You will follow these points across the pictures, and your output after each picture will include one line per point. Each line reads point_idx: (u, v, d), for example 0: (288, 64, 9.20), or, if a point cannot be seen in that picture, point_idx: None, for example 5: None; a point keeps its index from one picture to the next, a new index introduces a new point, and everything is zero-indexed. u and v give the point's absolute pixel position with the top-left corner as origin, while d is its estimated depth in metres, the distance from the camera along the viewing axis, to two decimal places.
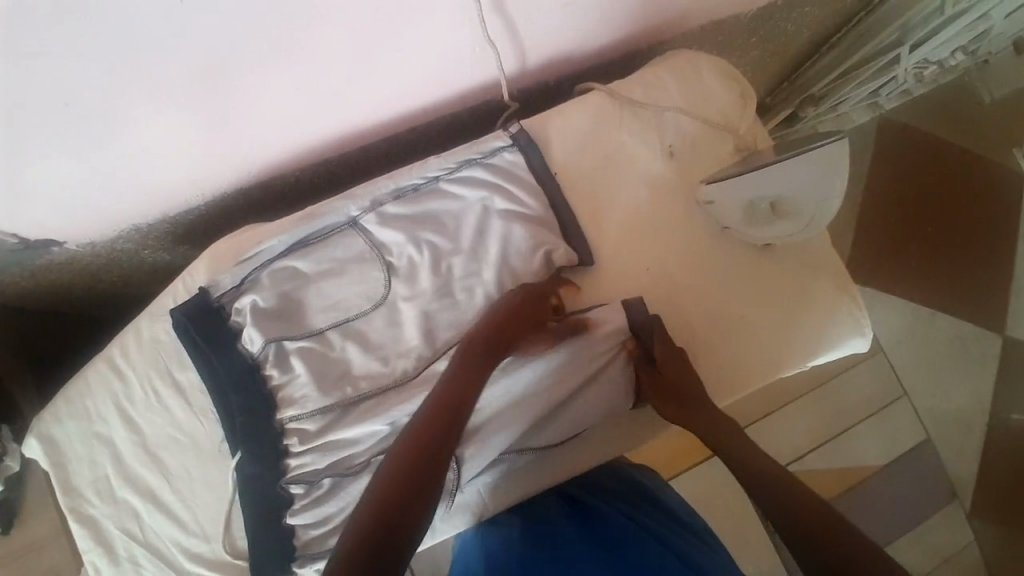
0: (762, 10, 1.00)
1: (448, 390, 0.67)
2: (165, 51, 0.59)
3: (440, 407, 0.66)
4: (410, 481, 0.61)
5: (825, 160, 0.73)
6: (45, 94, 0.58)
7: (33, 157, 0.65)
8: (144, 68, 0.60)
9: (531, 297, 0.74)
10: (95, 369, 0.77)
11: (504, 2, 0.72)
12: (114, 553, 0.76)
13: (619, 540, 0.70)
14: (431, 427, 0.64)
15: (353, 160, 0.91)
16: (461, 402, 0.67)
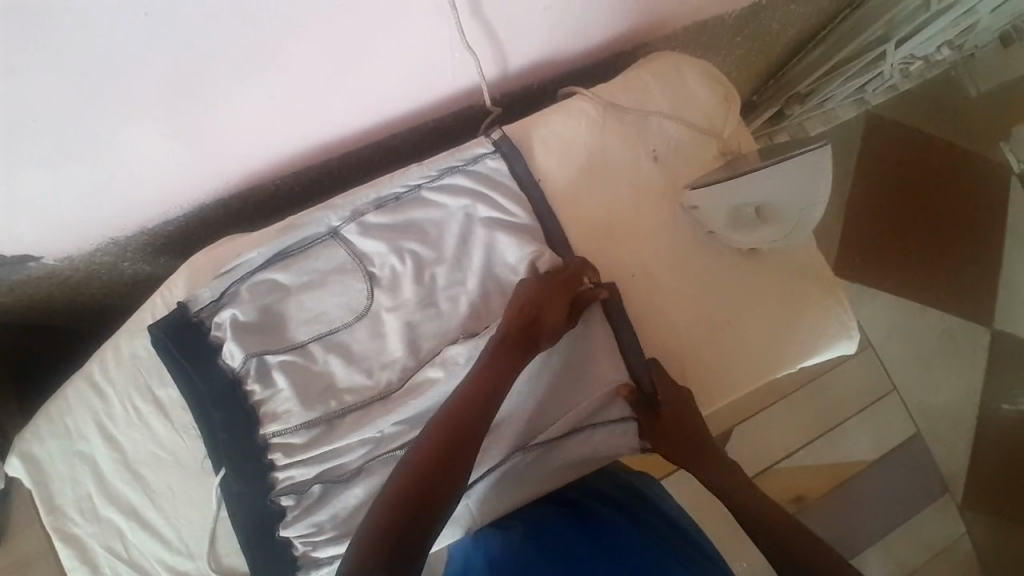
0: (745, 10, 0.99)
1: (480, 379, 0.67)
2: (133, 62, 0.57)
3: (471, 398, 0.65)
4: (436, 465, 0.60)
5: (809, 166, 0.71)
6: (11, 111, 0.57)
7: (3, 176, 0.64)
8: (112, 84, 0.59)
9: (563, 285, 0.74)
10: (75, 386, 0.76)
11: (482, 8, 0.71)
12: (99, 571, 0.76)
13: (621, 544, 0.70)
14: (461, 416, 0.64)
15: (334, 167, 0.89)
16: (492, 395, 0.66)
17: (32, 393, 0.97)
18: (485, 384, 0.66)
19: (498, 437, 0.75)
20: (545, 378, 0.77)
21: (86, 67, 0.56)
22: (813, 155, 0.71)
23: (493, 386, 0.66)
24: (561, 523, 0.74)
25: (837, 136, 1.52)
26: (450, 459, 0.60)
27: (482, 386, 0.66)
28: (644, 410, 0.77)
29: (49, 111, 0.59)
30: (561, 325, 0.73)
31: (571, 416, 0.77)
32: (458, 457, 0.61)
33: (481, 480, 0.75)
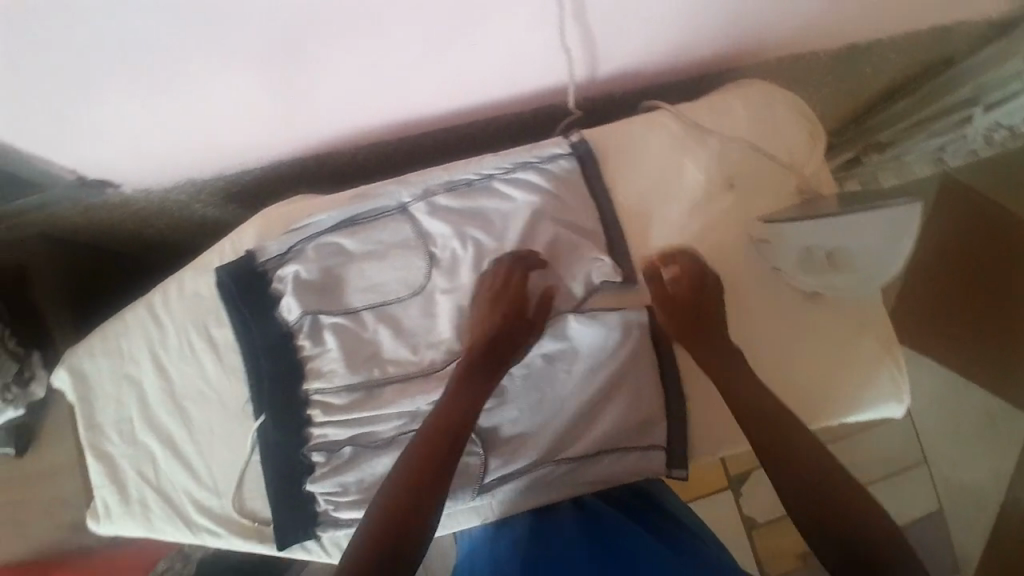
0: (843, 50, 0.97)
1: (455, 397, 0.70)
2: (243, 19, 0.58)
3: (445, 419, 0.68)
4: (415, 486, 0.63)
5: (890, 221, 0.68)
6: (120, 48, 0.58)
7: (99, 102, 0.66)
8: (218, 39, 0.60)
9: (518, 292, 0.74)
10: (134, 312, 0.79)
11: (586, 11, 0.70)
12: (126, 493, 0.78)
13: (610, 531, 0.71)
14: (437, 437, 0.67)
15: (410, 145, 0.91)
16: (470, 410, 0.69)
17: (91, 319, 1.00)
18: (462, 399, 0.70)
19: (529, 442, 0.77)
20: (585, 387, 0.78)
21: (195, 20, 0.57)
22: (889, 213, 0.68)
23: (470, 401, 0.69)
24: (570, 523, 0.74)
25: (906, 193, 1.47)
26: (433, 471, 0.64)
27: (459, 404, 0.69)
28: (675, 441, 0.78)
29: (153, 55, 0.60)
30: (521, 329, 0.74)
31: (603, 428, 0.78)
32: (440, 469, 0.65)
33: (509, 479, 0.77)
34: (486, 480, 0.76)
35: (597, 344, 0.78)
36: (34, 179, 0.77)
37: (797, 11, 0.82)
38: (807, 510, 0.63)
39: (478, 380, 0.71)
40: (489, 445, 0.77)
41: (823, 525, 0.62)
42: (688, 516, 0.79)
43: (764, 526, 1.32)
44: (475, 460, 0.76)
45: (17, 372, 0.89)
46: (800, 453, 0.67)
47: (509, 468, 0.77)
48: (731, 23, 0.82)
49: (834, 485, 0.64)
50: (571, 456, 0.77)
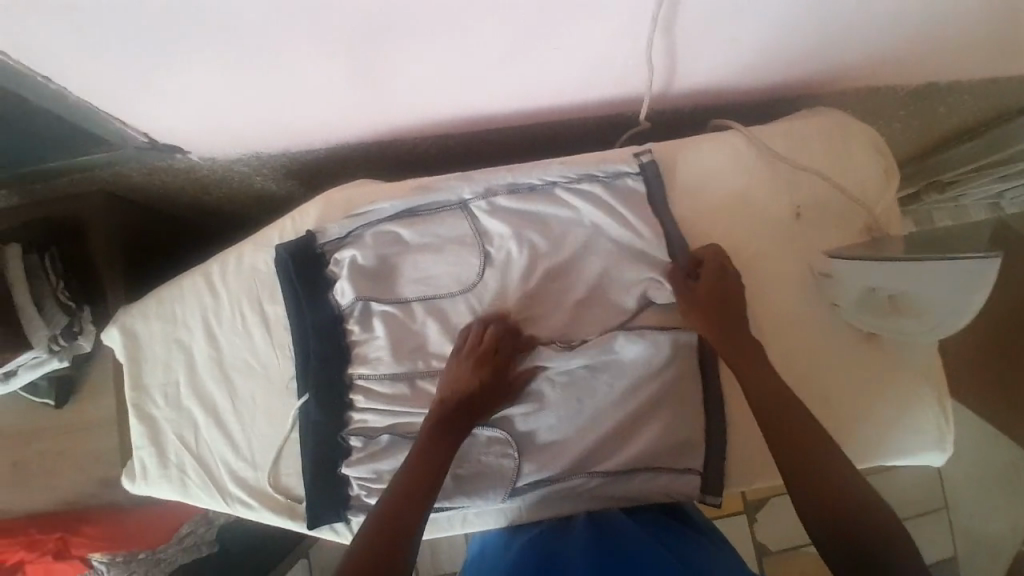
0: (922, 87, 0.95)
1: (422, 459, 0.70)
2: (338, 7, 0.57)
3: (430, 452, 0.70)
4: (399, 517, 0.66)
5: (961, 274, 0.66)
6: (211, 23, 0.58)
7: (181, 71, 0.66)
8: (308, 25, 0.60)
9: (491, 353, 0.73)
10: (191, 279, 0.81)
11: (673, 27, 0.69)
12: (165, 456, 0.80)
13: (607, 532, 0.72)
14: (422, 468, 0.69)
15: (473, 140, 0.91)
16: (451, 449, 0.70)
17: (139, 284, 0.99)
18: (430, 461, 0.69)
19: (565, 452, 0.77)
20: (626, 404, 0.77)
21: (290, 6, 0.57)
22: (956, 264, 0.66)
23: (438, 462, 0.69)
24: (581, 531, 0.73)
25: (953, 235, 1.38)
26: (401, 532, 0.65)
27: (426, 466, 0.69)
28: (711, 467, 0.77)
29: (243, 35, 0.61)
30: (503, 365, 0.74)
31: (639, 447, 0.76)
32: (407, 528, 0.65)
33: (541, 485, 0.77)
34: (518, 484, 0.76)
35: (643, 362, 0.77)
36: (109, 138, 0.79)
37: (884, 46, 0.80)
38: (828, 527, 0.62)
39: (444, 441, 0.71)
40: (524, 447, 0.77)
41: (845, 546, 0.60)
42: (709, 527, 0.77)
43: (776, 554, 1.32)
44: (509, 463, 0.76)
45: (67, 325, 0.89)
46: (828, 471, 0.64)
47: (543, 474, 0.76)
48: (815, 50, 0.80)
49: (859, 505, 0.62)
50: (607, 470, 0.76)
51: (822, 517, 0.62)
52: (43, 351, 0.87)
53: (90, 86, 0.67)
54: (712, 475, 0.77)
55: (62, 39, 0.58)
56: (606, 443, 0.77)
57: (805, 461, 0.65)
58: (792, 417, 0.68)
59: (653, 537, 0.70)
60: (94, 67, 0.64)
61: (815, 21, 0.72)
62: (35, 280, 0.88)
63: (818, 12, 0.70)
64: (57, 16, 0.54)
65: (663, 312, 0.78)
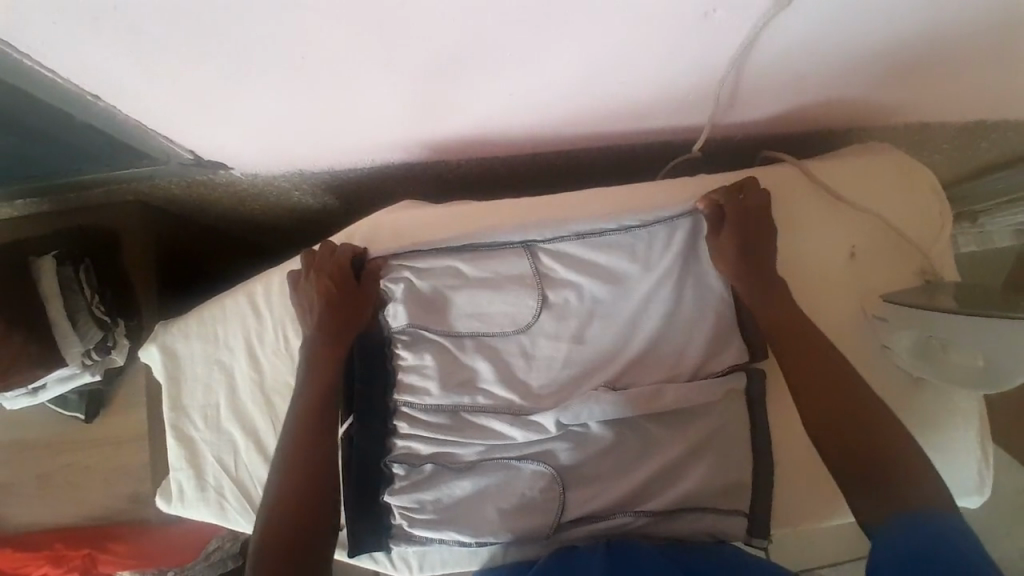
0: (974, 125, 0.93)
1: (303, 418, 0.73)
2: (412, 36, 0.56)
3: (311, 414, 0.73)
4: (303, 489, 0.70)
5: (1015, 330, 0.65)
6: (281, 48, 0.56)
7: (239, 93, 0.64)
8: (375, 50, 0.58)
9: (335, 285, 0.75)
10: (235, 299, 0.80)
11: (741, 66, 0.68)
12: (203, 479, 0.79)
13: (623, 549, 0.71)
14: (310, 431, 0.72)
15: (515, 163, 0.91)
16: (325, 401, 0.74)
17: (173, 304, 0.97)
18: (313, 418, 0.73)
19: (611, 488, 0.76)
20: (674, 444, 0.76)
21: (361, 30, 0.54)
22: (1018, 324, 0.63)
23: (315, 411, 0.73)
24: (597, 553, 0.70)
25: (977, 263, 1.33)
26: (306, 496, 0.70)
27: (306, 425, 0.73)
28: (757, 509, 0.77)
29: (307, 58, 0.59)
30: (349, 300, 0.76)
31: (685, 488, 0.76)
32: (307, 494, 0.70)
33: (587, 521, 0.75)
34: (562, 520, 0.75)
35: (691, 403, 0.76)
36: (153, 154, 0.77)
37: (944, 89, 0.79)
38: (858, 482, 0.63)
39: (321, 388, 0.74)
40: (569, 482, 0.76)
41: (875, 493, 0.61)
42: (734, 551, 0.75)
43: None
44: (553, 497, 0.76)
45: (102, 340, 0.88)
46: (863, 437, 0.64)
47: (588, 511, 0.75)
48: (874, 90, 0.79)
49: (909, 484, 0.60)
50: (656, 508, 0.75)
51: (853, 472, 0.63)
52: (77, 365, 0.86)
53: (141, 104, 0.65)
54: (756, 521, 0.77)
55: (127, 60, 0.56)
56: (653, 482, 0.76)
57: (844, 428, 0.65)
58: (826, 386, 0.68)
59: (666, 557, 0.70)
60: (149, 85, 0.62)
61: (882, 64, 0.72)
62: (70, 294, 0.87)
63: (888, 55, 0.69)
64: (118, 32, 0.52)
65: (714, 348, 0.78)
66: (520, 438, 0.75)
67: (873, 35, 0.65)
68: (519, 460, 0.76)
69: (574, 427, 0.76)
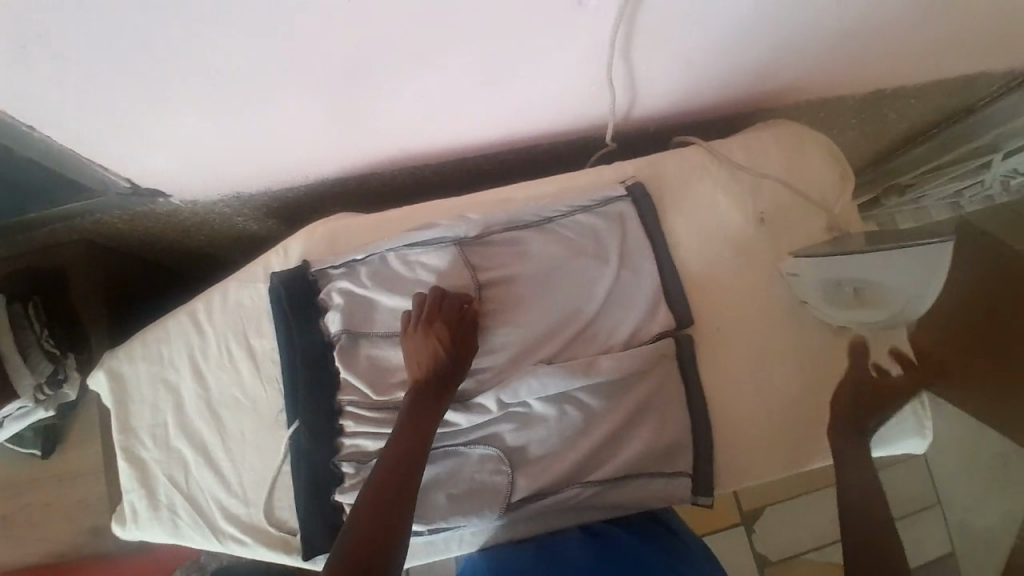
0: (874, 98, 0.99)
1: (397, 460, 0.67)
2: (312, 48, 0.60)
3: (403, 444, 0.68)
4: (380, 513, 0.64)
5: (920, 256, 0.68)
6: (193, 67, 0.60)
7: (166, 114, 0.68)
8: (279, 65, 0.62)
9: (435, 322, 0.74)
10: (178, 318, 0.82)
11: (628, 55, 0.74)
12: (154, 497, 0.79)
13: (611, 548, 0.76)
14: (402, 455, 0.68)
15: (443, 169, 0.96)
16: (422, 436, 0.69)
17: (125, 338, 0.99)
18: (406, 441, 0.69)
19: (556, 464, 0.78)
20: (613, 414, 0.79)
21: (257, 41, 0.58)
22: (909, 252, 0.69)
23: (419, 448, 0.68)
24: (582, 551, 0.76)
25: None
26: (390, 511, 0.64)
27: (399, 458, 0.67)
28: (700, 468, 0.79)
29: (216, 75, 0.62)
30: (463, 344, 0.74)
31: (628, 454, 0.78)
32: (396, 516, 0.64)
33: (536, 498, 0.77)
34: (512, 499, 0.77)
35: (625, 372, 0.79)
36: (90, 186, 0.81)
37: (829, 64, 0.86)
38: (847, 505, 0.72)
39: (420, 416, 0.70)
40: (517, 463, 0.78)
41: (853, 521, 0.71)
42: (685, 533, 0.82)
43: (777, 563, 1.32)
44: (502, 479, 0.77)
45: (52, 373, 0.89)
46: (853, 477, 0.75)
47: (538, 487, 0.77)
48: (763, 72, 0.85)
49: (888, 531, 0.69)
50: (603, 478, 0.78)
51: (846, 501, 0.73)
52: (30, 400, 0.87)
53: (73, 135, 0.69)
54: (701, 481, 0.79)
55: (52, 89, 0.60)
56: (599, 453, 0.79)
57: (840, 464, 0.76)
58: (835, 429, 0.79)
59: (646, 550, 0.75)
60: (76, 114, 0.65)
61: (763, 45, 0.78)
62: (20, 331, 0.89)
63: (765, 35, 0.75)
64: (40, 63, 0.56)
65: (645, 316, 0.82)
66: (465, 423, 0.77)
67: (743, 16, 0.70)
68: (466, 446, 0.78)
69: (516, 407, 0.79)
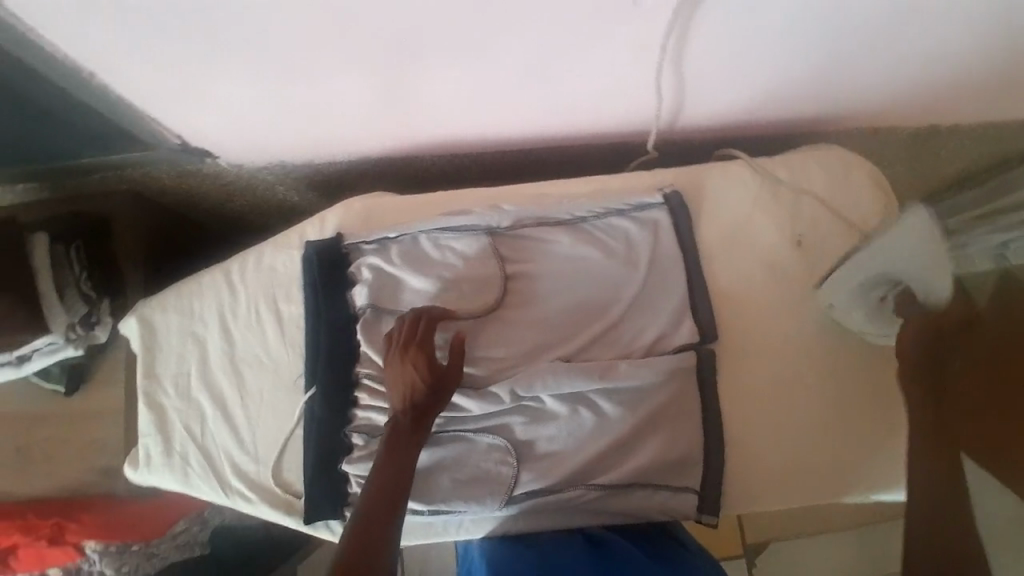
0: (927, 134, 0.97)
1: (383, 483, 0.67)
2: (369, 25, 0.61)
3: (388, 466, 0.68)
4: (368, 542, 0.64)
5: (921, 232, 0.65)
6: (253, 33, 0.62)
7: (222, 76, 0.70)
8: (335, 39, 0.64)
9: (413, 348, 0.71)
10: (212, 275, 0.84)
11: (677, 63, 0.74)
12: (170, 445, 0.81)
13: (608, 551, 0.76)
14: (388, 479, 0.68)
15: (481, 159, 0.97)
16: (406, 458, 0.69)
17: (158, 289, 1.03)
18: (390, 461, 0.69)
19: (564, 463, 0.78)
20: (627, 421, 0.78)
21: (316, 13, 0.59)
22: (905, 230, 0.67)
23: (404, 470, 0.68)
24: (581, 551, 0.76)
25: None
26: (377, 537, 0.64)
27: (383, 482, 0.67)
28: (708, 485, 0.78)
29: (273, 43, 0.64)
30: (444, 371, 0.70)
31: (637, 461, 0.78)
32: (384, 542, 0.64)
33: (539, 494, 0.77)
34: (516, 491, 0.77)
35: (644, 380, 0.78)
36: (145, 139, 0.83)
37: (884, 94, 0.84)
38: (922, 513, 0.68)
39: (403, 437, 0.70)
40: (525, 457, 0.78)
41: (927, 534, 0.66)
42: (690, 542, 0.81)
43: None
44: (508, 471, 0.77)
45: (85, 314, 0.93)
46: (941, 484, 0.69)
47: (542, 483, 0.77)
48: (815, 95, 0.84)
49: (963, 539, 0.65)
50: (609, 482, 0.78)
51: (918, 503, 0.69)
52: (61, 337, 0.91)
53: (132, 84, 0.71)
54: (707, 498, 0.79)
55: (118, 39, 0.62)
56: (608, 457, 0.78)
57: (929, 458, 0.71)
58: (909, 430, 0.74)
59: (645, 555, 0.76)
60: (138, 66, 0.67)
61: (815, 68, 0.77)
62: (60, 270, 0.91)
63: (819, 57, 0.74)
64: (111, 14, 0.58)
65: (670, 326, 0.81)
66: (476, 410, 0.77)
67: (802, 35, 0.69)
68: (475, 433, 0.78)
69: (528, 402, 0.78)
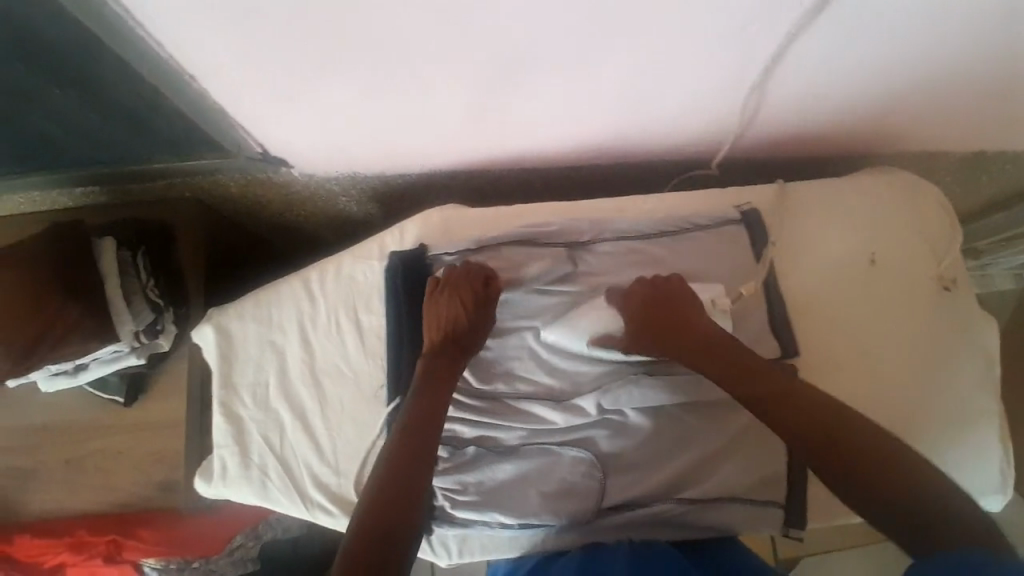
0: (975, 159, 1.01)
1: (415, 424, 0.69)
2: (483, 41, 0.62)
3: (421, 411, 0.70)
4: (400, 480, 0.65)
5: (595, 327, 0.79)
6: (366, 46, 0.62)
7: (321, 87, 0.70)
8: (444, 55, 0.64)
9: (465, 286, 0.76)
10: (291, 284, 0.83)
11: (765, 85, 0.75)
12: (247, 457, 0.79)
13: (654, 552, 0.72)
14: (419, 422, 0.69)
15: (546, 175, 0.98)
16: (438, 402, 0.71)
17: None
18: (424, 407, 0.71)
19: (650, 477, 0.78)
20: (711, 435, 0.79)
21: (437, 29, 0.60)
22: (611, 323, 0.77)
23: (436, 411, 0.71)
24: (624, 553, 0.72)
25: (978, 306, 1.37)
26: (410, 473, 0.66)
27: (416, 423, 0.69)
28: (793, 499, 0.79)
29: (382, 56, 0.64)
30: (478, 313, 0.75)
31: (722, 476, 0.78)
32: (417, 479, 0.66)
33: (628, 507, 0.77)
34: (604, 505, 0.77)
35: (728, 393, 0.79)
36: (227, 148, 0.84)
37: (948, 121, 0.87)
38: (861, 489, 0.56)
39: (434, 381, 0.72)
40: (610, 470, 0.78)
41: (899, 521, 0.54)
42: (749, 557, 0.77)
43: None
44: (596, 484, 0.77)
45: (151, 322, 0.90)
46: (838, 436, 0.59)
47: (630, 496, 0.77)
48: (882, 120, 0.87)
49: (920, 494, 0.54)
50: (695, 496, 0.78)
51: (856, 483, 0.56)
52: (126, 345, 0.88)
53: (228, 91, 0.70)
54: (792, 511, 0.79)
55: (231, 48, 0.62)
56: (693, 471, 0.78)
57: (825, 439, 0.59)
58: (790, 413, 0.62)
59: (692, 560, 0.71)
60: (240, 73, 0.67)
61: (894, 93, 0.79)
62: (126, 275, 0.91)
63: (898, 84, 0.77)
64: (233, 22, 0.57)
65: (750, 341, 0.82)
66: (561, 423, 0.78)
67: (890, 62, 0.72)
68: (561, 446, 0.78)
69: (612, 415, 0.79)
